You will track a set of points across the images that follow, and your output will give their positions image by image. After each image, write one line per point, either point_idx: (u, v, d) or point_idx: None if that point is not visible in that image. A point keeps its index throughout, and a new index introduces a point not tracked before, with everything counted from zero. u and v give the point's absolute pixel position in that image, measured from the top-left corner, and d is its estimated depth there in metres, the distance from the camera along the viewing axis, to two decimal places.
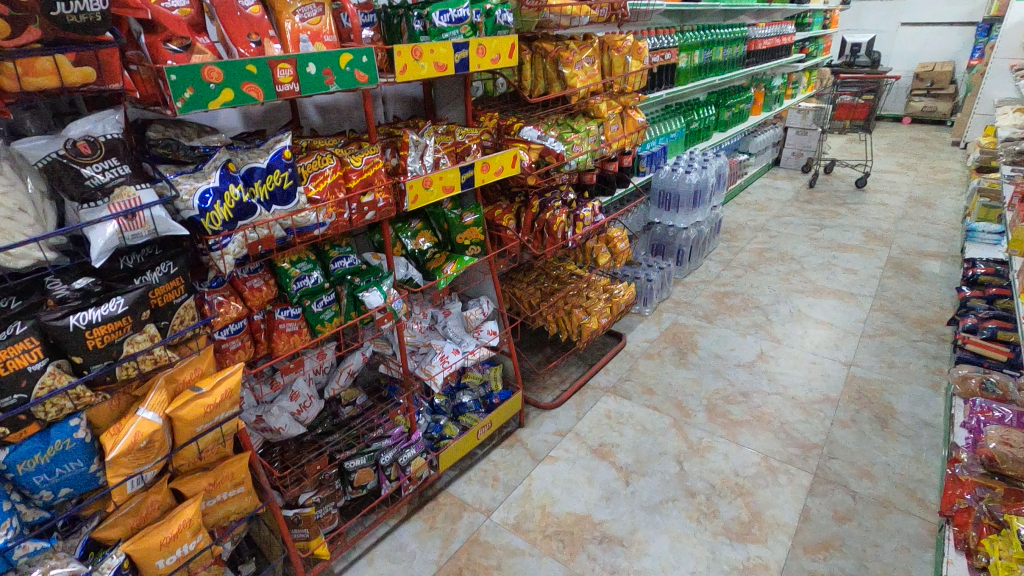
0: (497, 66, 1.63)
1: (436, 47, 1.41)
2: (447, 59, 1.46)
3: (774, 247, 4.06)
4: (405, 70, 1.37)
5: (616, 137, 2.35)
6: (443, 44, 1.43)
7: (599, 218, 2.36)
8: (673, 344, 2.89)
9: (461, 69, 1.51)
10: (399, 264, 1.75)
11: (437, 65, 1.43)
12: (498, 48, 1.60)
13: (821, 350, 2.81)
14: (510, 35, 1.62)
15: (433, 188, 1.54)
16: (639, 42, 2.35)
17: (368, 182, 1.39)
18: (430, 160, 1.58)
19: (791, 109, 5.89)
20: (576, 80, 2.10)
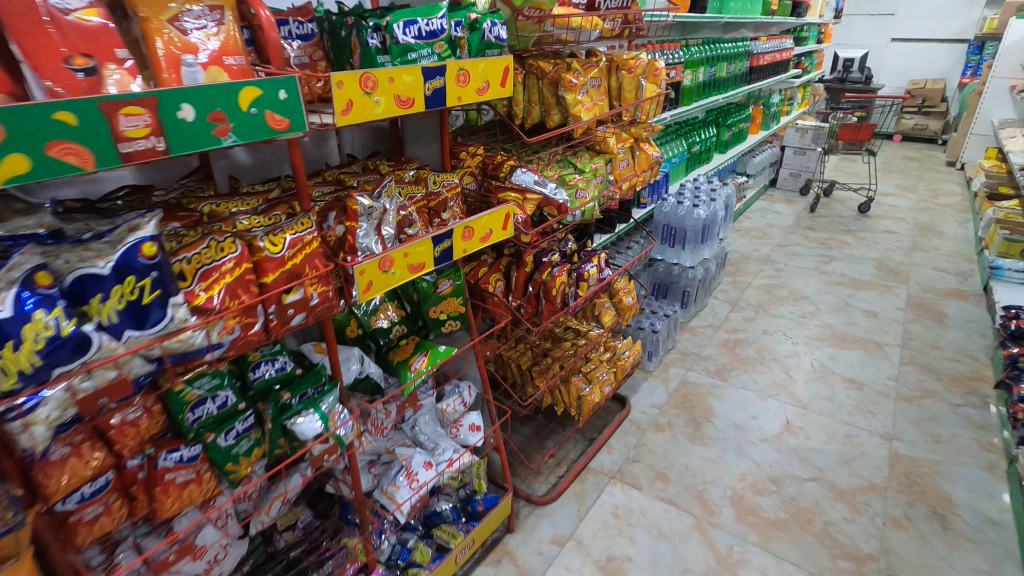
0: (484, 98, 1.19)
1: (397, 73, 0.97)
2: (414, 91, 1.01)
3: (783, 283, 3.70)
4: (349, 109, 0.92)
5: (627, 176, 1.92)
6: (407, 69, 0.99)
7: (606, 274, 1.92)
8: (684, 410, 2.48)
9: (436, 104, 1.07)
10: (349, 356, 1.30)
11: (398, 99, 0.99)
12: (486, 72, 1.16)
13: (854, 418, 2.44)
14: (503, 57, 1.18)
15: (394, 270, 1.09)
16: (655, 60, 1.94)
17: (293, 273, 0.93)
18: (391, 231, 1.12)
19: (789, 127, 5.59)
20: (581, 107, 1.71)
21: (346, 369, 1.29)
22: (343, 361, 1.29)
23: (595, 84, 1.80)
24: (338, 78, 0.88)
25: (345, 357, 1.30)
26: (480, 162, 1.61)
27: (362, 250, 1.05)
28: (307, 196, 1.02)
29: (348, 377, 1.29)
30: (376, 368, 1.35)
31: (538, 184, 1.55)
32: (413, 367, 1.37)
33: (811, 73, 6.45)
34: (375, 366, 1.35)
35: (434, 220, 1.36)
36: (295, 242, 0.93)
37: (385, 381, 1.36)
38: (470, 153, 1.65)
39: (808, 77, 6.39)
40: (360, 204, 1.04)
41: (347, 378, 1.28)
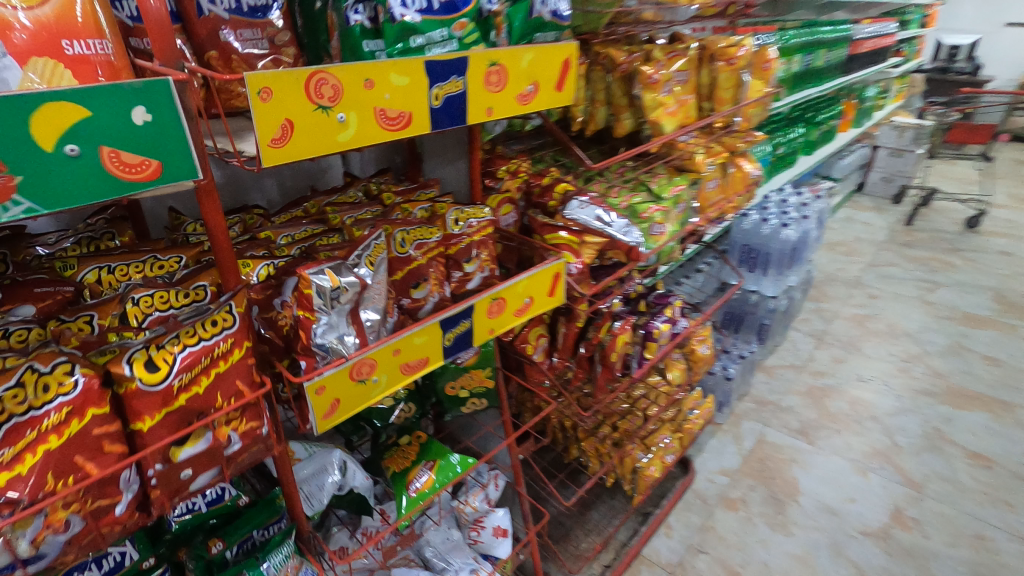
0: (532, 107, 0.75)
1: (378, 72, 0.56)
2: (411, 101, 0.60)
3: (878, 313, 3.14)
4: (285, 135, 0.51)
5: (713, 201, 1.47)
6: (397, 63, 0.58)
7: (682, 328, 1.48)
8: (762, 481, 2.03)
9: (450, 119, 0.65)
10: (321, 467, 0.92)
11: (381, 114, 0.58)
12: (537, 67, 0.72)
13: (983, 509, 1.93)
14: (567, 42, 0.75)
15: (377, 376, 0.70)
16: (765, 49, 1.46)
17: (190, 409, 0.55)
18: (377, 313, 0.72)
19: (884, 124, 4.88)
20: (662, 111, 1.30)
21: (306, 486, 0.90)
22: (309, 474, 0.91)
23: (681, 79, 1.38)
24: (262, 81, 0.48)
25: (312, 466, 0.92)
26: (522, 185, 1.23)
27: (322, 359, 0.65)
28: (236, 269, 0.63)
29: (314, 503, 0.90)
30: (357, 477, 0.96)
31: (601, 219, 1.12)
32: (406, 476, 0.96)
33: (911, 61, 5.65)
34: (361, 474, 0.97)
35: (453, 278, 0.97)
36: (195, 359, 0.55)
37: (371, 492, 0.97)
38: (511, 170, 1.25)
39: (907, 66, 5.60)
40: (318, 286, 0.64)
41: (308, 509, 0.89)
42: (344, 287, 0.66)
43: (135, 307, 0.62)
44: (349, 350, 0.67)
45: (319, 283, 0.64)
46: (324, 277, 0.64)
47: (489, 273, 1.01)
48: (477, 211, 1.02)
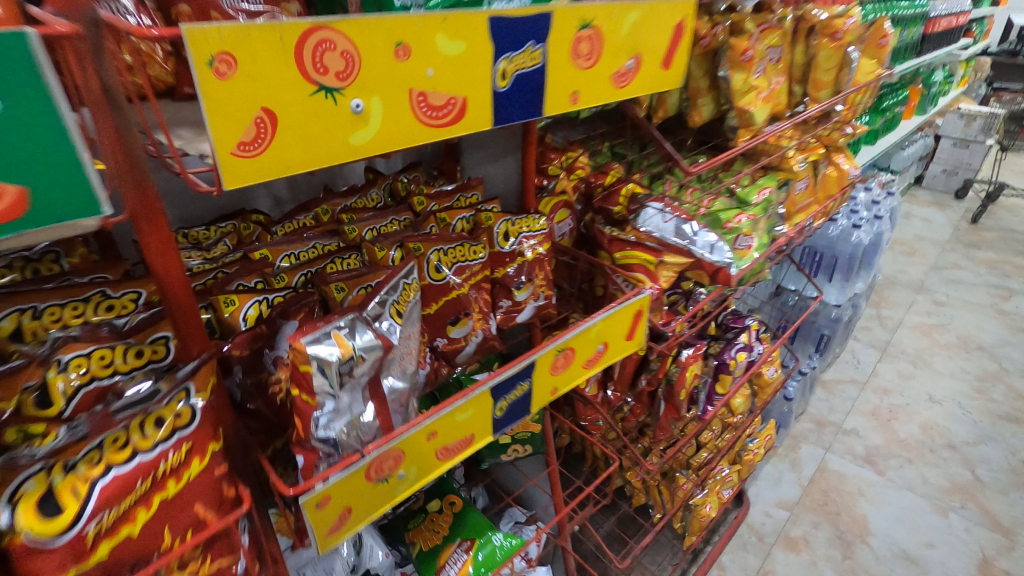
0: (632, 92, 0.52)
1: (416, 33, 0.35)
2: (466, 81, 0.39)
3: (947, 323, 2.84)
4: (260, 140, 0.30)
5: (802, 206, 1.23)
6: (449, 20, 0.36)
7: (758, 354, 1.25)
8: (826, 517, 1.80)
9: (522, 109, 0.43)
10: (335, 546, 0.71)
11: (420, 101, 0.37)
12: (645, 32, 0.50)
13: None
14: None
15: (402, 471, 0.50)
16: (881, 20, 1.19)
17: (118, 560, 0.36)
18: (406, 380, 0.52)
19: (950, 111, 4.47)
20: (754, 96, 1.06)
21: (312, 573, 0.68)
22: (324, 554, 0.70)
23: (774, 58, 1.13)
24: (217, 44, 0.27)
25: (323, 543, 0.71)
26: (577, 184, 1.02)
27: (326, 457, 0.46)
28: (201, 328, 0.44)
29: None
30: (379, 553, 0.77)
31: (676, 236, 0.89)
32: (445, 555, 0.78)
33: (980, 42, 5.19)
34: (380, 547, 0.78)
35: (498, 307, 0.77)
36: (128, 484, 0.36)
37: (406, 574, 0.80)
38: (566, 163, 1.02)
39: (976, 48, 5.14)
40: (320, 362, 0.43)
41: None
42: (359, 357, 0.45)
43: (62, 376, 0.43)
44: (366, 441, 0.47)
45: (321, 356, 0.43)
46: (330, 346, 0.43)
47: (544, 300, 0.80)
48: (532, 219, 0.80)
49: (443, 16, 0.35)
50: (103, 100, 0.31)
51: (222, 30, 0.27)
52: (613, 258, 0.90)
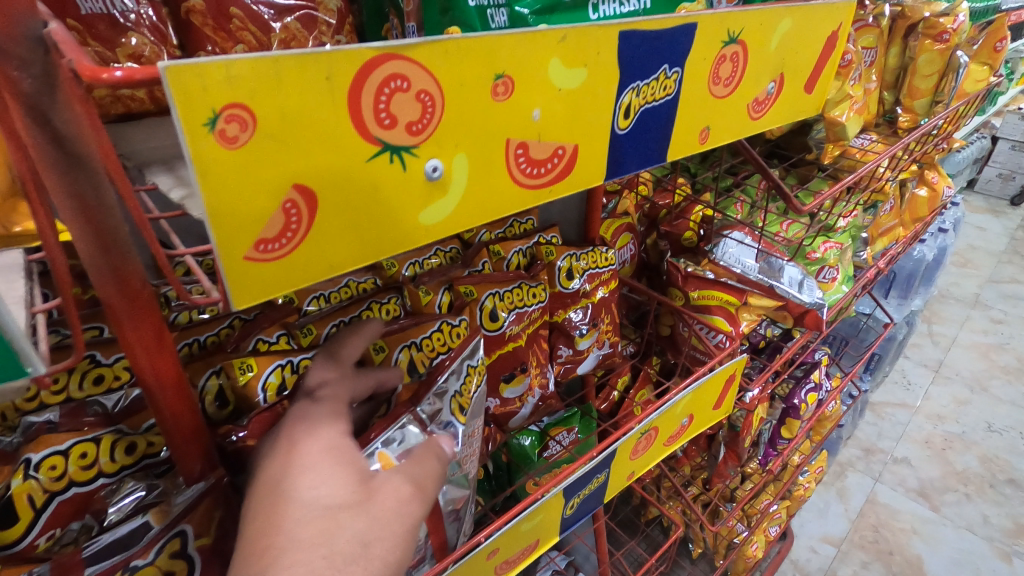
0: (766, 125, 0.40)
1: (519, 59, 0.24)
2: (578, 123, 0.27)
3: (1005, 342, 2.66)
4: (295, 232, 0.21)
5: (886, 228, 1.09)
6: (567, 41, 0.25)
7: (828, 392, 1.12)
8: (877, 557, 1.67)
9: (644, 154, 0.32)
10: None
11: (517, 157, 0.26)
12: (795, 48, 0.38)
13: None
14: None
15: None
16: (1001, 22, 1.04)
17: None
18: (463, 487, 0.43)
19: (1010, 111, 4.19)
20: (848, 106, 0.92)
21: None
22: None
23: (868, 61, 0.99)
24: (226, 95, 0.17)
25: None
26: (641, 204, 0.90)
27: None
28: (204, 439, 0.34)
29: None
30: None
31: (769, 274, 0.78)
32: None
33: None
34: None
35: (558, 356, 0.66)
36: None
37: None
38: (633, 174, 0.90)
39: None
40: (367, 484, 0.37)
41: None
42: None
43: (31, 484, 0.33)
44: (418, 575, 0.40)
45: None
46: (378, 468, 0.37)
47: (608, 348, 0.69)
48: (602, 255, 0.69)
49: (561, 34, 0.24)
50: (52, 158, 0.21)
51: (232, 75, 0.17)
52: (688, 296, 0.79)
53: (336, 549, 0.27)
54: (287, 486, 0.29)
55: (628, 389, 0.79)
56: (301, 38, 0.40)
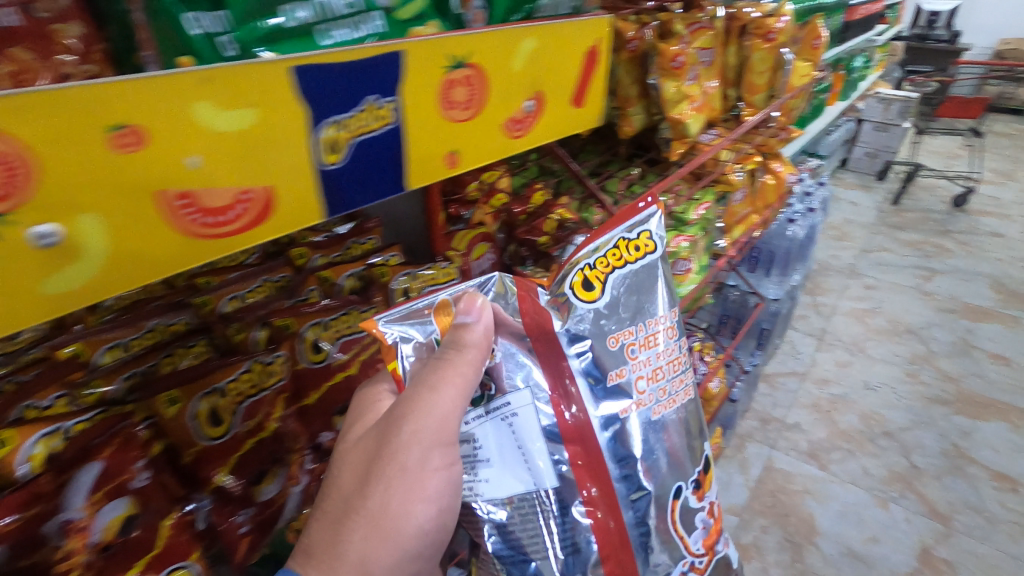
0: (543, 136, 0.50)
1: (135, 115, 0.27)
2: (234, 164, 0.32)
3: (877, 306, 2.92)
4: None
5: (741, 217, 1.16)
6: (200, 87, 0.29)
7: (703, 376, 1.17)
8: (775, 521, 1.78)
9: (360, 185, 0.39)
10: (665, 512, 0.55)
11: (173, 204, 0.30)
12: (550, 66, 0.47)
13: (1016, 545, 1.71)
14: (590, 20, 0.48)
15: None
16: (815, 20, 1.14)
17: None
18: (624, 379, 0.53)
19: (869, 96, 4.63)
20: (687, 106, 0.97)
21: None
22: (629, 554, 0.52)
23: (706, 61, 1.05)
24: None
25: (628, 499, 0.52)
26: (501, 210, 0.90)
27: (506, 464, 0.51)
28: None
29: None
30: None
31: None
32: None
33: (895, 27, 5.41)
34: (699, 542, 0.59)
35: None
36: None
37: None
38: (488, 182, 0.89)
39: (891, 33, 5.34)
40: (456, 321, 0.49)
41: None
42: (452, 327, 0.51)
43: None
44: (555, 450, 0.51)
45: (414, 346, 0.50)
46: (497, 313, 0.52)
47: None
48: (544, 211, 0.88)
49: (188, 85, 0.29)
50: None
51: None
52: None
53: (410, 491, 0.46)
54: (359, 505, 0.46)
55: None
56: (36, 69, 0.37)
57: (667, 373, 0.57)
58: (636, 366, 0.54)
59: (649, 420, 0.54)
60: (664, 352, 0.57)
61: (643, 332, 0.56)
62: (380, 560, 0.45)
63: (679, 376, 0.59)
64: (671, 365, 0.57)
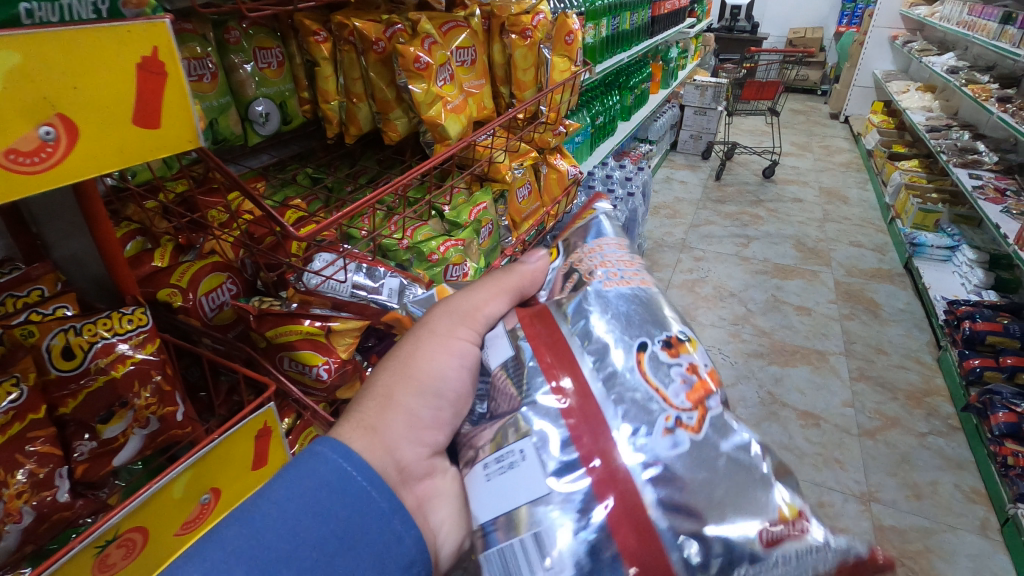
0: (119, 165, 0.39)
1: None
2: None
3: (704, 275, 3.19)
4: None
5: (528, 213, 1.21)
6: None
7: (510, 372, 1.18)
8: None
9: None
10: (627, 364, 0.49)
11: None
12: (83, 81, 0.36)
13: (819, 473, 1.95)
14: (141, 21, 0.38)
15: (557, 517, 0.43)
16: (566, 16, 1.18)
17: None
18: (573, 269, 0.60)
19: (687, 84, 5.06)
20: (443, 106, 0.95)
21: (524, 465, 0.46)
22: (592, 399, 0.48)
23: (465, 60, 1.04)
24: None
25: (580, 354, 0.51)
26: (244, 227, 0.81)
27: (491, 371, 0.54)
28: None
29: (547, 559, 0.42)
30: (698, 469, 0.45)
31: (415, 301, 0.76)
32: (792, 511, 0.44)
33: (703, 20, 5.97)
34: (683, 397, 0.48)
35: (74, 454, 0.53)
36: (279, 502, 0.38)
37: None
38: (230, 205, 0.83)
39: (702, 26, 5.92)
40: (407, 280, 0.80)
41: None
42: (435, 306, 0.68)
43: None
44: (516, 332, 0.54)
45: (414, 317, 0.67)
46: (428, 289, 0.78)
47: (156, 423, 0.58)
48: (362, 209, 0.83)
49: None
50: None
51: None
52: (265, 337, 0.69)
53: (422, 346, 0.54)
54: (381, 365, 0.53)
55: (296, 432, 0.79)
56: None
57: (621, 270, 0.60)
58: (584, 263, 0.60)
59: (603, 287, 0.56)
60: (615, 261, 0.61)
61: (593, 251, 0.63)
62: (412, 398, 0.50)
63: (635, 272, 0.60)
64: (624, 262, 0.60)
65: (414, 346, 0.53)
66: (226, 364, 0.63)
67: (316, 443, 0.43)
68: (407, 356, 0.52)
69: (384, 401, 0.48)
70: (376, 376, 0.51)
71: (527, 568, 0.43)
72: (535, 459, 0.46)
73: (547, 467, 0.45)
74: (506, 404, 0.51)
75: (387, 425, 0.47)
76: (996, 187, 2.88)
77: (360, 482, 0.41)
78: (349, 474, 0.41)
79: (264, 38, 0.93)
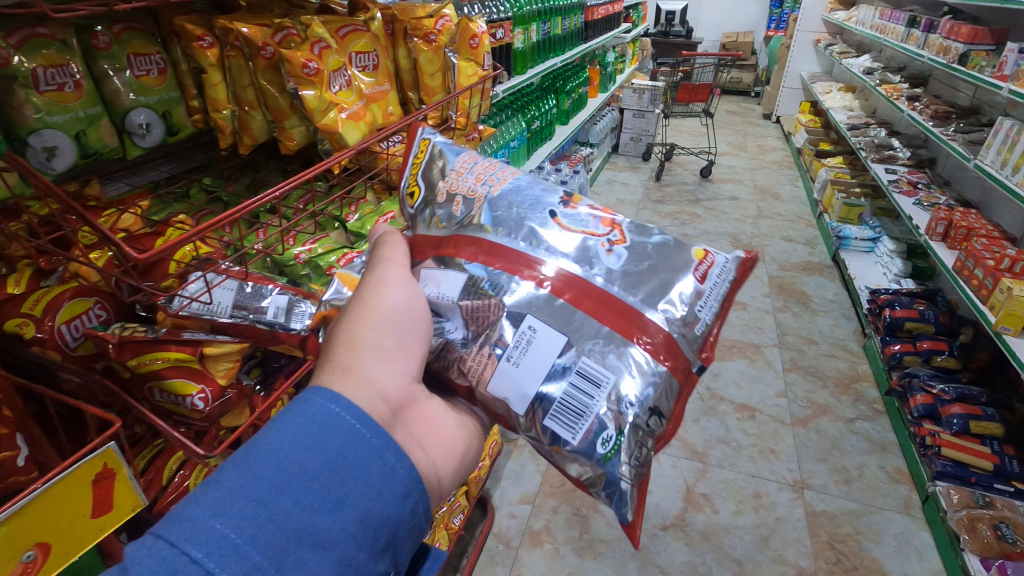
0: None
1: None
2: None
3: None
4: None
5: None
6: None
7: None
8: (566, 500, 1.84)
9: None
10: (558, 229, 0.65)
11: None
12: None
13: (755, 464, 2.00)
14: None
15: (591, 351, 0.59)
16: (470, 20, 1.16)
17: (409, 532, 0.45)
18: (456, 195, 0.68)
19: (625, 88, 5.15)
20: (338, 114, 0.92)
21: (537, 336, 0.59)
22: (556, 270, 0.62)
23: (366, 64, 1.00)
24: None
25: (520, 245, 0.64)
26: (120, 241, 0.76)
27: (450, 302, 0.61)
28: None
29: (598, 382, 0.58)
30: (636, 266, 0.64)
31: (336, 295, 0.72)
32: (703, 249, 0.68)
33: (639, 26, 6.11)
34: (600, 225, 0.67)
35: None
36: (271, 451, 0.42)
37: (734, 266, 0.71)
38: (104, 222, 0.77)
39: (638, 31, 6.04)
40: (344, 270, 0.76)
41: (578, 440, 0.59)
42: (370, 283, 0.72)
43: None
44: (459, 264, 0.63)
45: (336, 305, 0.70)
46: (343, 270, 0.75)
47: None
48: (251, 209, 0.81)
49: None
50: None
51: None
52: (128, 367, 0.64)
53: (370, 295, 0.55)
54: (331, 325, 0.53)
55: (179, 466, 0.74)
56: None
57: (486, 170, 0.71)
58: (466, 183, 0.69)
59: (499, 191, 0.68)
60: (480, 167, 0.72)
61: (455, 171, 0.71)
62: (377, 337, 0.51)
63: (503, 167, 0.72)
64: (491, 165, 0.72)
65: (361, 296, 0.54)
66: (75, 401, 0.57)
67: (302, 394, 0.45)
68: (364, 304, 0.53)
69: (354, 345, 0.49)
70: (338, 325, 0.52)
71: (586, 398, 0.58)
72: (539, 327, 0.59)
73: (550, 331, 0.59)
74: (484, 315, 0.60)
75: (361, 367, 0.48)
76: (909, 181, 3.05)
77: (349, 421, 0.44)
78: (338, 415, 0.44)
79: (140, 44, 0.86)
